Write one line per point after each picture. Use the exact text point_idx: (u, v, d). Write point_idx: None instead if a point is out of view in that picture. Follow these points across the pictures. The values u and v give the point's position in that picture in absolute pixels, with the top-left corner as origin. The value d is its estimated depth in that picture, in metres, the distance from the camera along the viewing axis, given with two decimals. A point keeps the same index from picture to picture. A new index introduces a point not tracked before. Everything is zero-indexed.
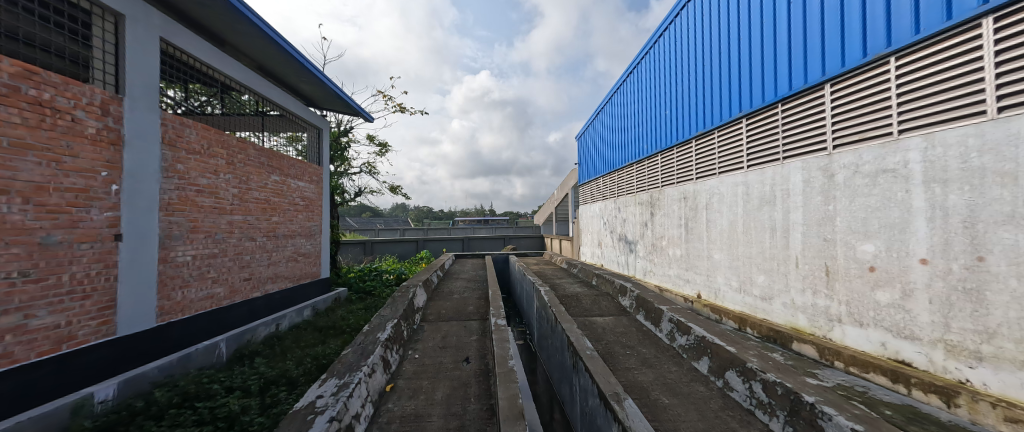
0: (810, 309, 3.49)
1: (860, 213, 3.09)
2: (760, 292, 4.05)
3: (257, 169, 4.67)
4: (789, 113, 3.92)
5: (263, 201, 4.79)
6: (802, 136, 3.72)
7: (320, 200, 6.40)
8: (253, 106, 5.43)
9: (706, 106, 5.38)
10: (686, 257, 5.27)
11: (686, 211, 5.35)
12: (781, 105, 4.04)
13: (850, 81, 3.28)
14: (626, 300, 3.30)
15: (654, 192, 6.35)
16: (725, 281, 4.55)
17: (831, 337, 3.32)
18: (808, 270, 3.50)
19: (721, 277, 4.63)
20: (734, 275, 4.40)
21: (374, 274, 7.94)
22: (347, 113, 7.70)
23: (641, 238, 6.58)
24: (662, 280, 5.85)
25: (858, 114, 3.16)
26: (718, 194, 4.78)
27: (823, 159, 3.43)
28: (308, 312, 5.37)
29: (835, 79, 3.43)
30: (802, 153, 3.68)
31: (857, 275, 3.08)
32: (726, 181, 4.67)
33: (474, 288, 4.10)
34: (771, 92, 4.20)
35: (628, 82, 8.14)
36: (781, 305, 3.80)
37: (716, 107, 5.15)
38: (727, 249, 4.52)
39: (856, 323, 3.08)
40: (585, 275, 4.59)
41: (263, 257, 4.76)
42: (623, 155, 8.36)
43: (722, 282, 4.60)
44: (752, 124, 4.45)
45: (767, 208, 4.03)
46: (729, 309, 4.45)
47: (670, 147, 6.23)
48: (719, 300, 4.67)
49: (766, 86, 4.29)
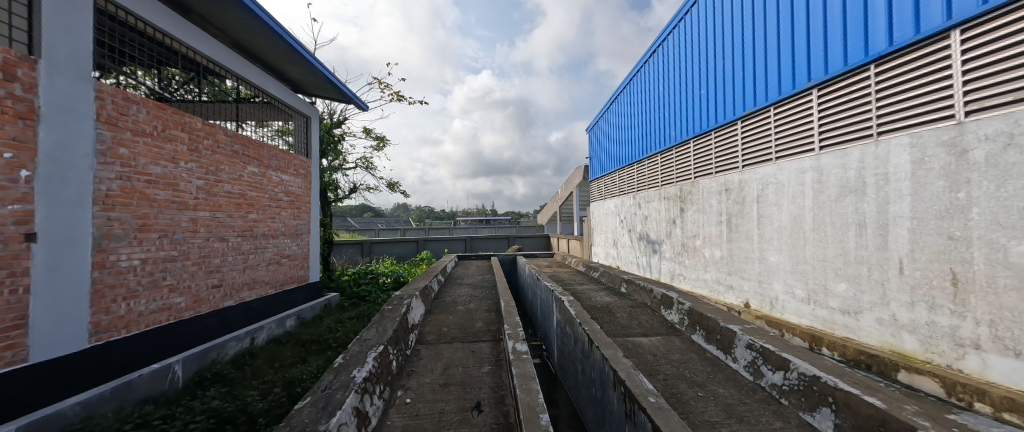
0: (923, 328, 2.75)
1: (1015, 201, 2.29)
2: (841, 303, 3.35)
3: (229, 159, 4.05)
4: (885, 78, 3.04)
5: (236, 196, 4.15)
6: (906, 104, 2.88)
7: (308, 196, 5.75)
8: (236, 92, 4.86)
9: (757, 80, 4.47)
10: (731, 260, 4.58)
11: (729, 205, 4.67)
12: (874, 68, 3.14)
13: (995, 22, 2.40)
14: (673, 314, 2.64)
15: (682, 184, 5.64)
16: (788, 288, 3.86)
17: (961, 367, 2.54)
18: (921, 278, 2.76)
19: (781, 284, 3.93)
20: (800, 282, 3.73)
21: (370, 277, 7.34)
22: (338, 101, 7.07)
23: (667, 237, 5.91)
24: (697, 286, 5.17)
25: (1013, 65, 2.30)
26: (777, 184, 4.05)
27: (949, 131, 2.59)
28: (291, 322, 4.73)
29: (967, 24, 2.54)
30: (907, 126, 2.85)
31: (1010, 286, 2.30)
32: (786, 168, 3.95)
33: (482, 297, 3.44)
34: (858, 53, 3.30)
35: (646, 64, 7.22)
36: (875, 320, 3.08)
37: (771, 81, 4.26)
38: (789, 251, 3.86)
39: (1006, 351, 2.31)
40: (610, 280, 3.94)
41: (237, 261, 4.13)
42: (641, 146, 7.44)
43: (783, 289, 3.92)
44: (827, 95, 3.56)
45: (849, 198, 3.31)
46: (792, 323, 3.76)
47: (704, 132, 5.35)
48: (779, 312, 3.97)
49: (849, 46, 3.38)
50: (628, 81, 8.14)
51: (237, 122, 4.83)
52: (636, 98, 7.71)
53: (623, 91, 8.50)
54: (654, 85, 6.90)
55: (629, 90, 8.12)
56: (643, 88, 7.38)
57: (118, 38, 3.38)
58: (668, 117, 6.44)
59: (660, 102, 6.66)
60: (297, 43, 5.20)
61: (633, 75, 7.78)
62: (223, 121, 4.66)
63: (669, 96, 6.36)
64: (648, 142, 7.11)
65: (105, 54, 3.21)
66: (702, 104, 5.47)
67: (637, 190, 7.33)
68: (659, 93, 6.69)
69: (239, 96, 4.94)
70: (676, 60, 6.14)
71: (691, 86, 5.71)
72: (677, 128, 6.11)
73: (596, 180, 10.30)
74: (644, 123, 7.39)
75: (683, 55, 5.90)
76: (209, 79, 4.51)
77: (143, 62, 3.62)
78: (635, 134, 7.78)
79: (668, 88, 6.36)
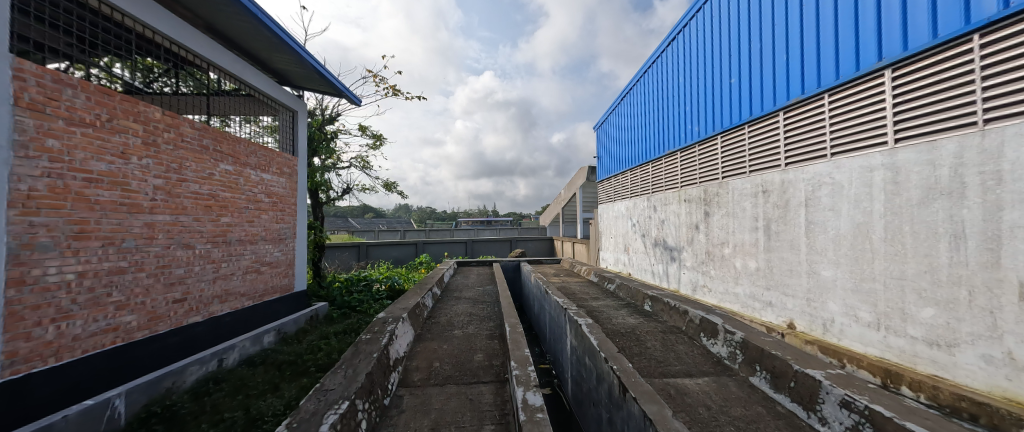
0: None
1: None
2: (924, 330, 2.67)
3: (196, 155, 3.57)
4: (997, 50, 2.36)
5: (206, 197, 3.67)
6: None
7: (294, 196, 5.25)
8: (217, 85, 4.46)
9: (806, 63, 3.79)
10: (771, 273, 3.98)
11: (766, 209, 4.08)
12: (978, 37, 2.45)
13: None
14: (718, 346, 2.13)
15: (707, 185, 5.07)
16: (848, 309, 3.21)
17: None
18: None
19: (839, 304, 3.29)
20: (864, 304, 3.08)
21: (362, 285, 6.85)
22: (329, 94, 6.56)
23: (688, 244, 5.39)
24: (727, 301, 4.61)
25: None
26: (831, 185, 3.39)
27: None
28: (271, 337, 4.23)
29: None
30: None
31: None
32: (845, 166, 3.27)
33: (483, 317, 2.93)
34: (950, 21, 2.61)
35: (663, 54, 6.62)
36: (979, 357, 2.38)
37: (825, 63, 3.58)
38: (848, 266, 3.21)
39: None
40: (630, 296, 3.42)
41: (205, 271, 3.64)
42: (657, 143, 6.84)
43: (840, 309, 3.28)
44: (906, 74, 2.85)
45: (938, 201, 2.62)
46: (856, 351, 3.12)
47: (737, 125, 4.70)
48: (837, 337, 3.31)
49: (936, 14, 2.70)
50: (642, 75, 7.52)
51: (221, 119, 4.44)
52: (651, 92, 7.11)
53: (635, 86, 7.90)
54: (673, 76, 6.29)
55: (642, 83, 7.51)
56: (660, 81, 6.78)
57: (75, 20, 2.98)
58: (690, 110, 5.82)
59: (680, 95, 6.05)
60: (283, 32, 4.72)
61: (647, 67, 7.17)
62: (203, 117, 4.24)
63: (691, 88, 5.74)
64: (666, 139, 6.50)
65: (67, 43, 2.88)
66: (734, 95, 4.83)
67: (650, 193, 6.84)
68: (680, 84, 6.07)
69: (221, 89, 4.54)
70: (699, 47, 5.50)
71: (721, 75, 5.08)
72: (701, 123, 5.48)
73: (604, 181, 9.68)
74: (660, 118, 6.78)
75: (709, 41, 5.28)
76: (187, 70, 4.09)
77: (114, 49, 3.25)
78: (650, 131, 7.18)
79: (693, 78, 5.69)
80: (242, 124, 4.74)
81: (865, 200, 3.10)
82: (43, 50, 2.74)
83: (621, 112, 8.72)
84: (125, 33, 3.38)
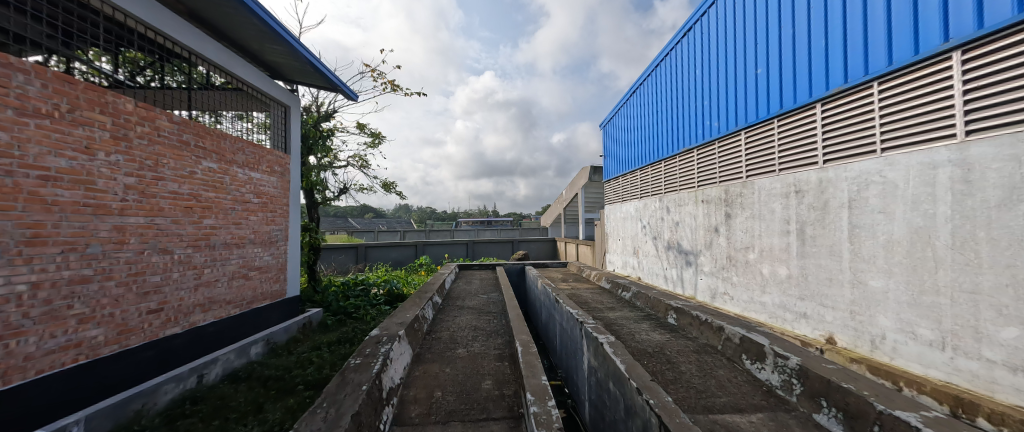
0: None
1: None
2: (1004, 353, 2.23)
3: (175, 151, 3.27)
4: None
5: (185, 197, 3.36)
6: None
7: (285, 197, 4.93)
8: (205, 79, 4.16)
9: (848, 48, 3.35)
10: (805, 281, 3.62)
11: (798, 211, 3.72)
12: None
13: None
14: (767, 372, 1.83)
15: (729, 185, 4.74)
16: (903, 325, 2.79)
17: None
18: None
19: (891, 319, 2.87)
20: (922, 320, 2.68)
21: (359, 290, 6.53)
22: (325, 89, 6.24)
23: (706, 248, 5.09)
24: (752, 310, 4.28)
25: None
26: (881, 184, 2.95)
27: None
28: (258, 349, 3.91)
29: None
30: None
31: None
32: (900, 164, 2.82)
33: (489, 331, 2.61)
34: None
35: (676, 45, 6.18)
36: None
37: (870, 48, 3.15)
38: (901, 276, 2.81)
39: None
40: (651, 307, 3.10)
41: (185, 278, 3.34)
42: (671, 140, 6.44)
43: (893, 324, 2.86)
44: (978, 56, 2.43)
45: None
46: (913, 374, 2.70)
47: (765, 120, 4.27)
48: (889, 356, 2.90)
49: None
50: (653, 68, 7.11)
51: (212, 115, 4.15)
52: (663, 87, 6.69)
53: (646, 80, 7.48)
54: (688, 68, 5.86)
55: (653, 78, 7.10)
56: (671, 75, 6.36)
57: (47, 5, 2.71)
58: (707, 105, 5.39)
59: (697, 88, 5.63)
60: (276, 24, 4.41)
61: (659, 59, 6.75)
62: (189, 113, 3.93)
63: (709, 82, 5.32)
64: (681, 136, 6.10)
65: (46, 33, 2.68)
66: (760, 87, 4.39)
67: (663, 193, 6.53)
68: (695, 77, 5.65)
69: (211, 83, 4.24)
70: (719, 36, 5.06)
71: (745, 65, 4.63)
72: (722, 118, 5.07)
73: (612, 181, 9.32)
74: (673, 114, 6.36)
75: (730, 28, 4.84)
76: (174, 63, 3.83)
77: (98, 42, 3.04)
78: (662, 128, 6.78)
79: (712, 70, 5.25)
80: (232, 120, 4.44)
81: (925, 202, 2.67)
82: (22, 43, 2.55)
83: (630, 109, 8.33)
84: (100, 19, 3.06)
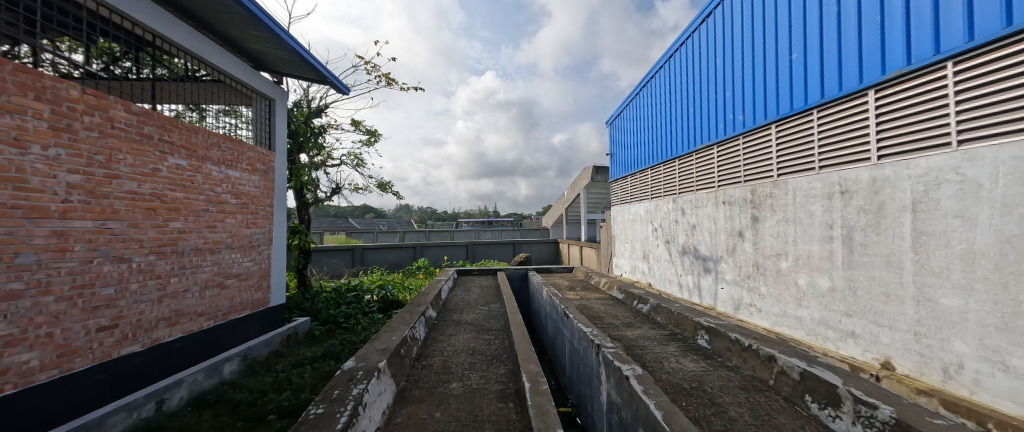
0: None
1: None
2: None
3: (135, 146, 2.89)
4: None
5: (146, 198, 2.97)
6: None
7: (266, 197, 4.53)
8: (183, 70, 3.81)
9: (908, 27, 2.91)
10: (853, 295, 3.21)
11: (840, 216, 3.34)
12: None
13: None
14: (845, 423, 1.42)
15: (756, 185, 4.34)
16: (989, 353, 2.33)
17: None
18: None
19: (971, 343, 2.43)
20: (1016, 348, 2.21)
21: (352, 296, 6.14)
22: (313, 81, 5.84)
23: (728, 254, 4.72)
24: (783, 325, 3.90)
25: None
26: (958, 183, 2.50)
27: None
28: (232, 366, 3.51)
29: None
30: None
31: None
32: (985, 159, 2.37)
33: (490, 356, 2.21)
34: None
35: (695, 34, 5.77)
36: None
37: (935, 25, 2.73)
38: (985, 294, 2.37)
39: None
40: (676, 323, 2.69)
41: (147, 290, 2.96)
42: (687, 136, 6.03)
43: (972, 350, 2.42)
44: None
45: None
46: (1003, 412, 2.21)
47: (802, 112, 3.85)
48: (967, 389, 2.44)
49: None
50: (667, 60, 6.70)
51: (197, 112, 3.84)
52: (678, 80, 6.29)
53: (658, 73, 7.08)
54: (709, 57, 5.42)
55: (666, 70, 6.70)
56: (688, 66, 5.95)
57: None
58: (732, 96, 4.99)
59: (718, 79, 5.23)
60: (261, 9, 4.01)
61: (675, 50, 6.32)
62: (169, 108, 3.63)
63: (734, 71, 4.91)
64: (698, 132, 5.69)
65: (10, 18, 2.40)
66: (796, 74, 3.98)
67: (676, 194, 6.15)
68: (718, 67, 5.23)
69: (188, 73, 3.87)
70: (748, 21, 4.63)
71: (778, 51, 4.21)
72: (748, 111, 4.66)
73: (618, 180, 8.88)
74: (688, 108, 5.95)
75: (760, 11, 4.44)
76: (148, 53, 3.48)
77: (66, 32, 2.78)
78: (676, 123, 6.36)
79: (739, 58, 4.82)
80: (212, 114, 4.06)
81: (1020, 205, 2.21)
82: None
83: (639, 104, 7.88)
84: None
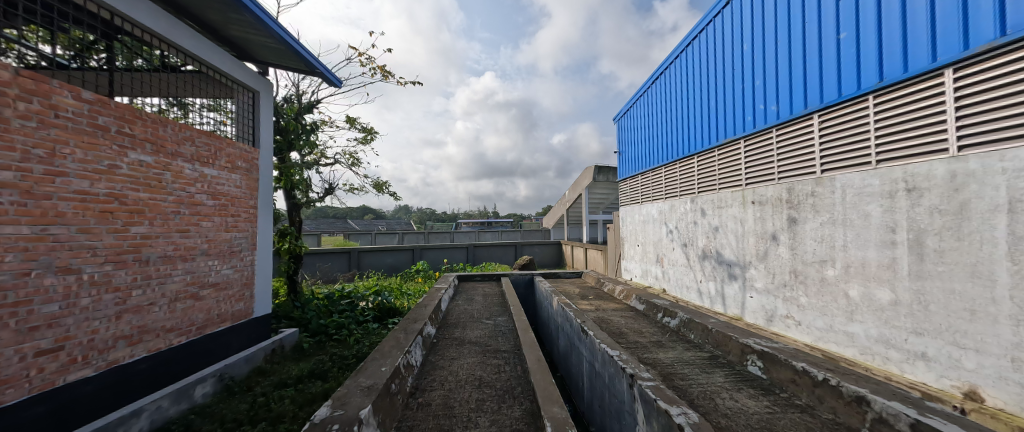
0: None
1: None
2: None
3: (87, 139, 2.51)
4: None
5: (102, 199, 2.58)
6: None
7: (248, 198, 4.10)
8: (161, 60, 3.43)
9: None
10: (924, 310, 2.77)
11: (899, 219, 2.95)
12: None
13: None
14: None
15: (792, 183, 3.95)
16: None
17: None
18: None
19: None
20: None
21: (346, 303, 5.74)
22: (300, 71, 5.42)
23: (759, 260, 4.37)
24: (829, 341, 3.52)
25: None
26: None
27: None
28: (205, 388, 3.10)
29: None
30: None
31: None
32: None
33: (501, 392, 1.80)
34: None
35: (717, 18, 5.35)
36: None
37: None
38: None
39: None
40: (719, 345, 2.28)
41: (101, 306, 2.56)
42: (708, 130, 5.60)
43: None
44: None
45: None
46: None
47: (848, 99, 3.40)
48: None
49: None
50: (683, 48, 6.28)
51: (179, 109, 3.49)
52: (697, 68, 5.84)
53: (673, 63, 6.64)
54: (735, 44, 4.98)
55: (683, 59, 6.27)
56: (710, 52, 5.51)
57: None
58: (763, 85, 4.53)
59: (746, 65, 4.78)
60: None
61: (695, 38, 5.89)
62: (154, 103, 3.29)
63: (766, 55, 4.46)
64: (722, 125, 5.26)
65: None
66: (845, 55, 3.48)
67: (695, 193, 5.77)
68: (745, 53, 4.79)
69: (166, 64, 3.49)
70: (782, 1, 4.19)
71: (818, 31, 3.77)
72: (782, 101, 4.20)
73: (628, 180, 8.46)
74: (710, 100, 5.53)
75: None
76: (123, 42, 3.13)
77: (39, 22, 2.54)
78: (695, 116, 5.93)
79: (772, 42, 4.37)
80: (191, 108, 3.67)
81: None
82: None
83: (652, 97, 7.45)
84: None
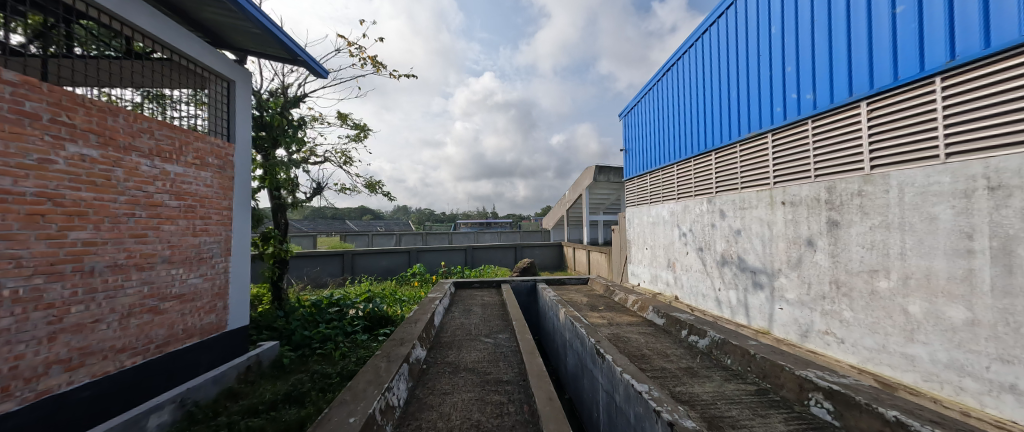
0: None
1: None
2: None
3: (10, 128, 2.11)
4: None
5: (28, 200, 2.17)
6: None
7: (220, 197, 3.69)
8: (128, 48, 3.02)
9: None
10: (1013, 334, 2.33)
11: (974, 226, 2.56)
12: None
13: None
14: None
15: (835, 181, 3.57)
16: None
17: None
18: None
19: None
20: None
21: (333, 312, 5.34)
22: (283, 60, 5.02)
23: (793, 267, 4.02)
24: (881, 362, 3.13)
25: None
26: None
27: None
28: (161, 417, 2.68)
29: None
30: None
31: None
32: None
33: None
34: None
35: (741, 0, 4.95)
36: None
37: None
38: None
39: None
40: (769, 376, 1.88)
41: (29, 327, 2.15)
42: (730, 124, 5.19)
43: None
44: None
45: None
46: None
47: (908, 83, 2.99)
48: None
49: None
50: (700, 35, 5.87)
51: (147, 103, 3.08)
52: (717, 56, 5.45)
53: (688, 51, 6.23)
54: (765, 27, 4.57)
55: (700, 47, 5.87)
56: (733, 39, 5.11)
57: None
58: (799, 71, 4.12)
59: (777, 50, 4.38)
60: None
61: (714, 24, 5.48)
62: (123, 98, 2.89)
63: (803, 37, 4.05)
64: (747, 117, 4.85)
65: None
66: (903, 32, 3.09)
67: (713, 192, 5.38)
68: (777, 37, 4.38)
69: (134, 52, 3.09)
70: None
71: (869, 7, 3.37)
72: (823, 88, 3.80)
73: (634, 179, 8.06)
74: (734, 91, 5.12)
75: None
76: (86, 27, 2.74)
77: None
78: (714, 108, 5.53)
79: (811, 22, 3.97)
80: (161, 101, 3.25)
81: None
82: None
83: (664, 91, 7.04)
84: None
